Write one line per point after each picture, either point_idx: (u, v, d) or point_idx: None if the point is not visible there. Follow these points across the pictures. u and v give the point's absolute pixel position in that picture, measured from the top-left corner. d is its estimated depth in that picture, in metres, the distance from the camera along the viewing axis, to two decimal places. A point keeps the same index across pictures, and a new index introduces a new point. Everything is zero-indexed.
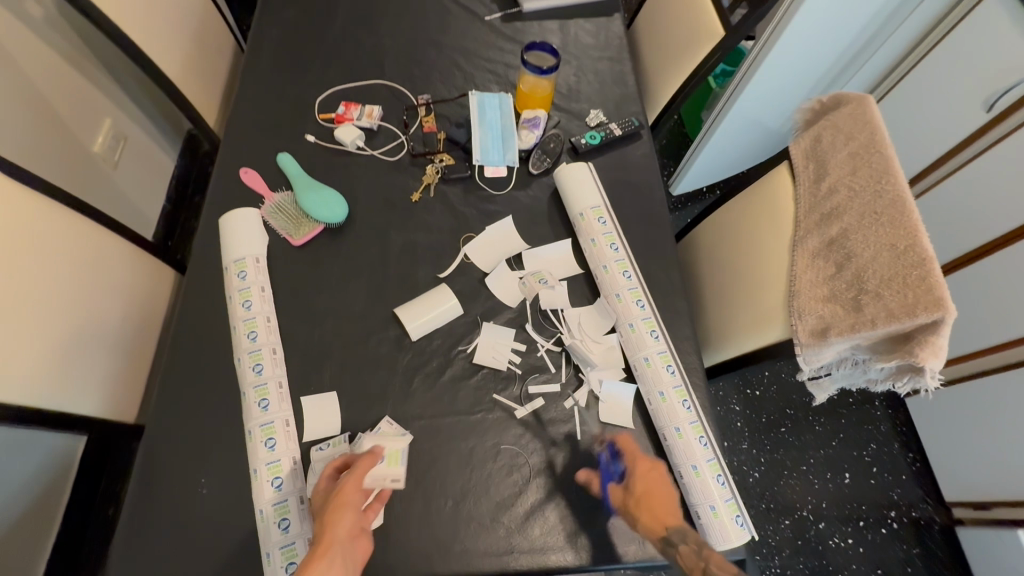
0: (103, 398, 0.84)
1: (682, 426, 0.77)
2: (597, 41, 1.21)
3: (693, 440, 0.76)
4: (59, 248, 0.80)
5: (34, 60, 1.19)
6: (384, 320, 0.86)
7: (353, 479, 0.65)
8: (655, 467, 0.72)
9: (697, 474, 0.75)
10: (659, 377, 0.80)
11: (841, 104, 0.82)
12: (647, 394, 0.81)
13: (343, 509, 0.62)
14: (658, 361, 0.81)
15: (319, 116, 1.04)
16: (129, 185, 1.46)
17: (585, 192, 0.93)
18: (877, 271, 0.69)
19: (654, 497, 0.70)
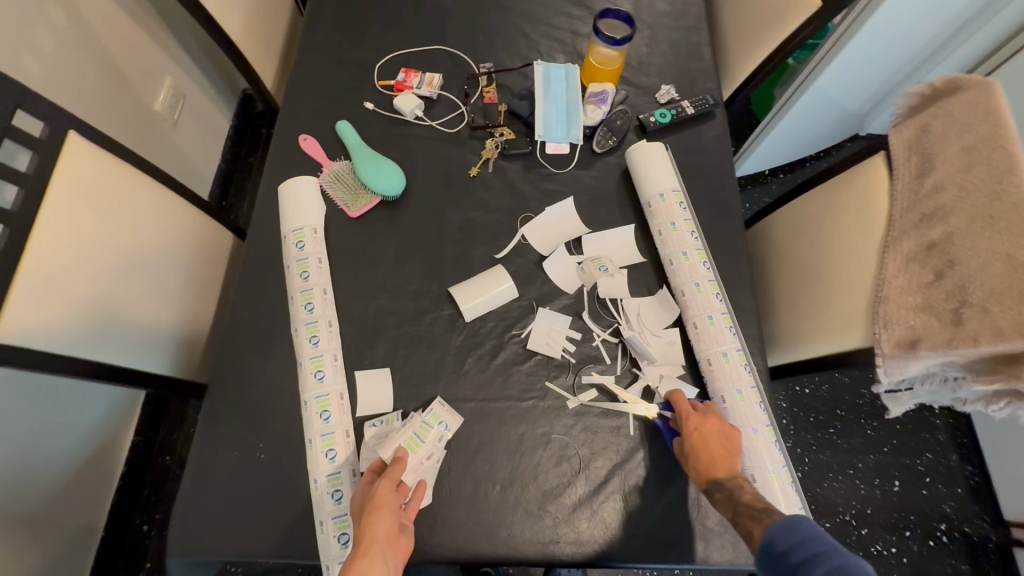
0: (168, 357, 0.87)
1: (759, 428, 0.74)
2: (672, 9, 1.12)
3: (771, 444, 0.73)
4: (124, 209, 0.81)
5: (103, 16, 1.19)
6: (438, 299, 0.85)
7: (389, 481, 0.63)
8: (702, 420, 0.70)
9: (774, 479, 0.71)
10: (737, 375, 0.76)
11: (960, 90, 0.73)
12: (722, 393, 0.77)
13: (382, 511, 0.60)
14: (737, 358, 0.78)
15: (378, 82, 1.01)
16: (187, 145, 1.48)
17: (662, 174, 0.88)
18: (982, 284, 0.63)
19: (702, 450, 0.68)
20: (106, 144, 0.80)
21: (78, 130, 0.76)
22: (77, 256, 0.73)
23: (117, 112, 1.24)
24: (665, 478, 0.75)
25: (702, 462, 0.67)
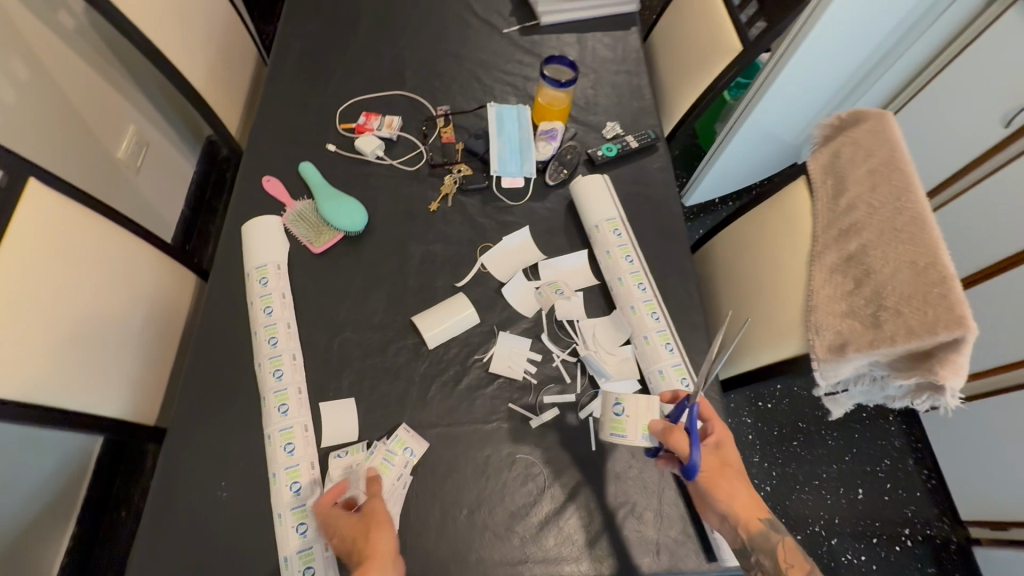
0: (127, 401, 0.85)
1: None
2: (614, 55, 1.23)
3: None
4: (84, 252, 0.82)
5: (66, 68, 1.21)
6: (402, 328, 0.87)
7: (377, 502, 0.68)
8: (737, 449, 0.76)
9: None
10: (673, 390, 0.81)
11: (861, 121, 0.82)
12: None
13: (381, 530, 0.65)
14: (673, 374, 0.82)
15: (340, 125, 1.06)
16: (150, 191, 1.49)
17: (601, 204, 0.95)
18: (896, 288, 0.69)
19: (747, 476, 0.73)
20: (66, 190, 0.81)
21: (38, 176, 0.77)
22: (32, 300, 0.73)
23: (79, 160, 1.24)
24: (626, 491, 0.78)
25: (750, 489, 0.71)
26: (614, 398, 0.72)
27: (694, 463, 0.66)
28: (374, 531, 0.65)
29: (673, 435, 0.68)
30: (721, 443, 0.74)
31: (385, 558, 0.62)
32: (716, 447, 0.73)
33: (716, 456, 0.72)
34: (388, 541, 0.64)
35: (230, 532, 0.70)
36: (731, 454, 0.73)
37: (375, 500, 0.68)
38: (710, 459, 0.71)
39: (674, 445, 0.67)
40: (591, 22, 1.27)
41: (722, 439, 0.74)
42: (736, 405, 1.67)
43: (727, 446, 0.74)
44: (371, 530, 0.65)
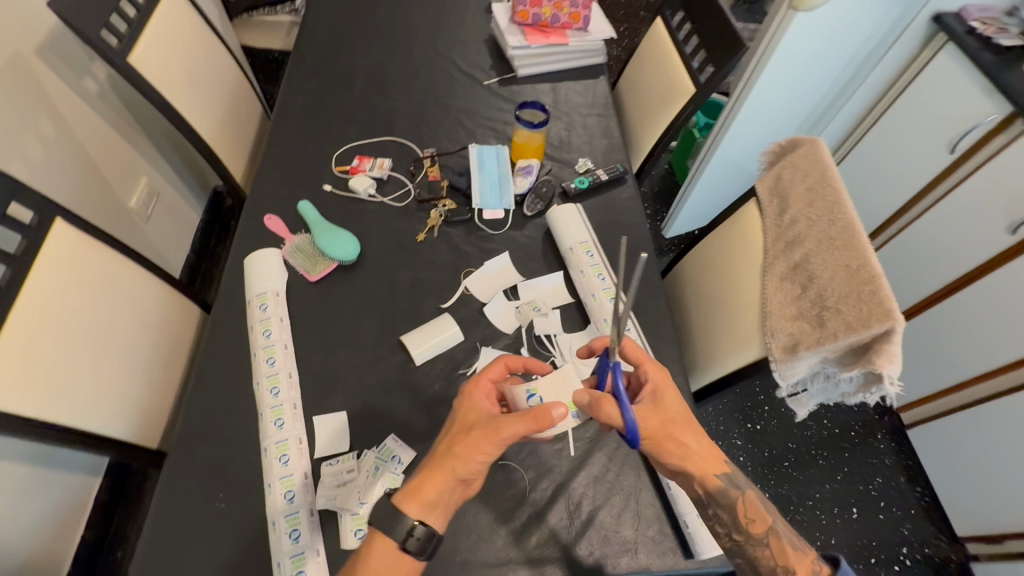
0: (133, 424, 0.90)
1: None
2: (585, 101, 1.36)
3: None
4: (97, 284, 0.89)
5: (87, 127, 1.33)
6: (392, 347, 0.93)
7: (520, 430, 0.65)
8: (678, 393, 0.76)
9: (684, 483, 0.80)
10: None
11: (798, 146, 0.92)
12: None
13: (479, 443, 0.65)
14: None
15: (336, 168, 1.17)
16: (158, 237, 1.58)
17: (574, 229, 1.04)
18: (835, 289, 0.76)
19: (691, 423, 0.74)
20: (87, 229, 0.90)
21: (64, 217, 0.86)
22: (49, 326, 0.80)
23: (95, 208, 1.35)
24: (603, 493, 0.82)
25: (697, 438, 0.73)
26: (527, 390, 0.72)
27: (630, 430, 0.67)
28: (469, 441, 0.66)
29: (605, 407, 0.68)
30: (658, 395, 0.74)
31: (452, 473, 0.65)
32: (654, 400, 0.74)
33: (656, 413, 0.72)
34: (473, 468, 0.65)
35: (227, 541, 0.74)
36: (671, 404, 0.74)
37: (514, 424, 0.65)
38: (650, 417, 0.72)
39: (605, 417, 0.68)
40: (563, 73, 1.42)
41: (657, 390, 0.74)
42: (725, 427, 1.68)
43: (666, 397, 0.74)
44: (471, 445, 0.65)
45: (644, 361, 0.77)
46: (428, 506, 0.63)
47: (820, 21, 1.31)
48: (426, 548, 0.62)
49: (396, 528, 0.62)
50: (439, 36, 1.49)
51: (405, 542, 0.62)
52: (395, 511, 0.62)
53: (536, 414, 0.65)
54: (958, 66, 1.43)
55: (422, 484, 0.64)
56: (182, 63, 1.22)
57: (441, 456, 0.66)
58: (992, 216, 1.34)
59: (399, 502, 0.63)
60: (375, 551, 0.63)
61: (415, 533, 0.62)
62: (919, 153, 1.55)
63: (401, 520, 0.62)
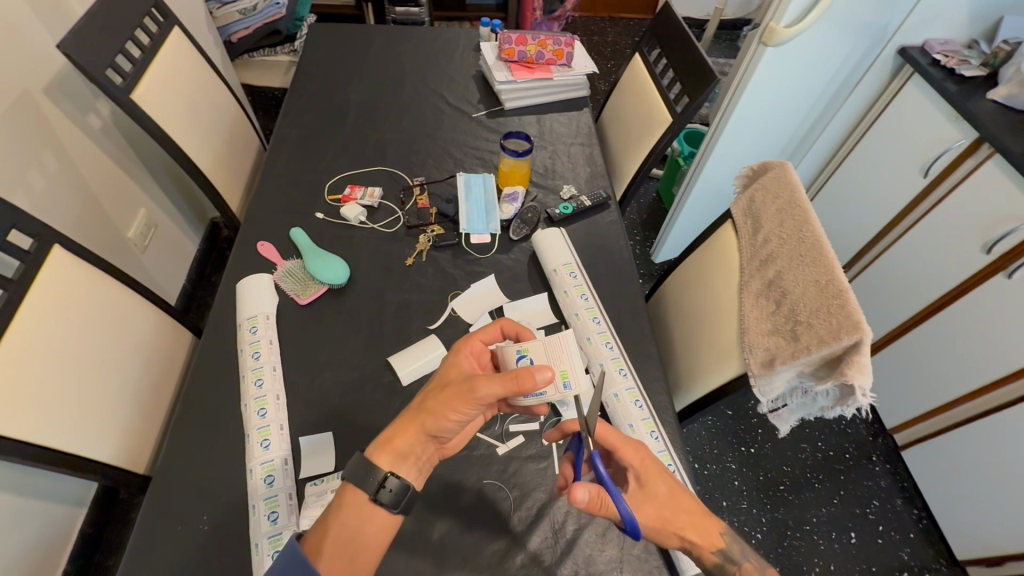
0: (122, 447, 0.90)
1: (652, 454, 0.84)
2: (569, 131, 1.42)
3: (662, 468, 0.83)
4: (91, 307, 0.91)
5: (89, 161, 1.38)
6: (379, 368, 0.95)
7: (498, 391, 0.65)
8: (664, 467, 0.75)
9: None
10: (628, 412, 0.88)
11: (768, 170, 0.97)
12: (619, 428, 0.88)
13: (453, 399, 0.66)
14: (626, 397, 0.90)
15: (328, 197, 1.21)
16: (154, 266, 1.61)
17: (557, 252, 1.07)
18: (806, 304, 0.79)
19: (682, 503, 0.72)
20: (85, 256, 0.93)
21: (62, 244, 0.89)
22: (43, 347, 0.82)
23: (92, 238, 1.38)
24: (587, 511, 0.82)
25: (692, 518, 0.72)
26: (517, 351, 0.74)
27: (630, 526, 0.65)
28: (444, 397, 0.67)
29: (601, 501, 0.66)
30: (643, 479, 0.72)
31: (424, 426, 0.67)
32: (640, 487, 0.72)
33: (646, 501, 0.71)
34: (445, 424, 0.67)
35: (209, 563, 0.74)
36: (657, 486, 0.72)
37: (491, 385, 0.65)
38: (641, 507, 0.71)
39: (605, 511, 0.67)
40: (548, 106, 1.49)
41: (641, 474, 0.72)
42: (719, 450, 1.66)
43: (651, 479, 0.72)
44: (446, 401, 0.66)
45: (621, 445, 0.73)
46: (399, 457, 0.66)
47: (789, 54, 1.38)
48: (399, 501, 0.64)
49: (368, 481, 0.64)
50: (429, 73, 1.56)
51: (378, 493, 0.64)
52: (368, 464, 0.64)
53: (516, 377, 0.65)
54: (925, 94, 1.50)
55: (395, 436, 0.67)
56: (183, 99, 1.28)
57: (416, 410, 0.68)
58: (968, 236, 1.37)
59: (371, 454, 0.65)
60: (347, 505, 0.64)
61: (387, 485, 0.64)
62: (895, 177, 1.61)
63: (375, 471, 0.64)
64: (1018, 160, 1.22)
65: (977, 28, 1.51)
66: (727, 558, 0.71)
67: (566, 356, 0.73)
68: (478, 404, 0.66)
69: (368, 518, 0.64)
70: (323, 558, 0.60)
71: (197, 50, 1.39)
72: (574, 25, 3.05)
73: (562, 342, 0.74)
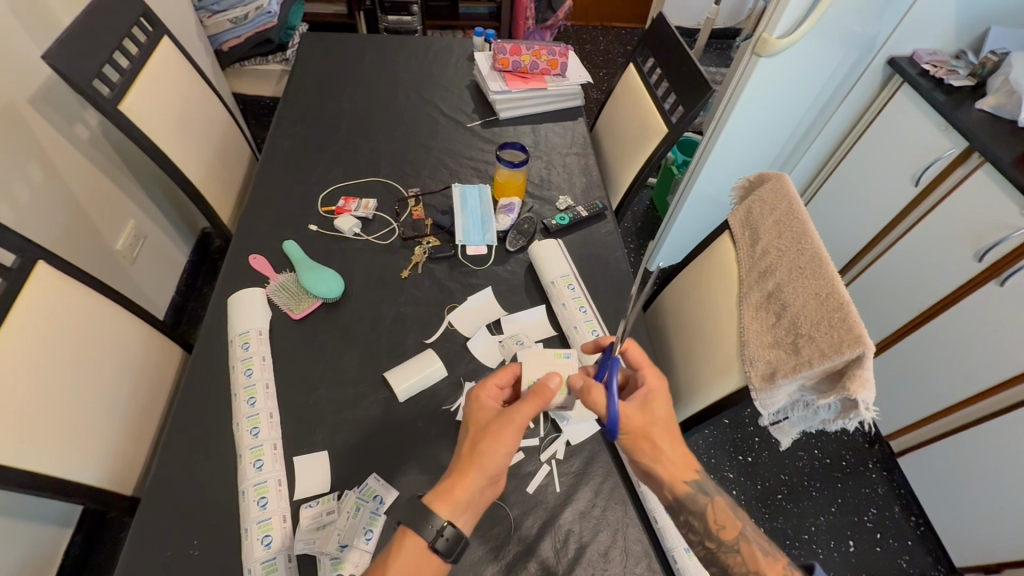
0: (110, 469, 0.88)
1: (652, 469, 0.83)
2: (564, 140, 1.42)
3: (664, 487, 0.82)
4: (79, 325, 0.89)
5: (75, 172, 1.35)
6: (375, 384, 0.93)
7: (531, 412, 0.69)
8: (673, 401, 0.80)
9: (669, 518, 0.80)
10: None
11: (765, 181, 0.97)
12: None
13: (499, 437, 0.68)
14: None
15: (322, 209, 1.19)
16: (143, 279, 1.59)
17: (555, 264, 1.06)
18: (807, 316, 0.79)
19: (672, 430, 0.77)
20: (70, 272, 0.90)
21: (47, 260, 0.87)
22: (27, 366, 0.79)
23: (78, 249, 1.34)
24: (590, 528, 0.81)
25: (673, 444, 0.76)
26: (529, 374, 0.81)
27: (611, 421, 0.73)
28: (490, 438, 0.68)
29: (592, 394, 0.75)
30: (648, 400, 0.78)
31: (480, 473, 0.67)
32: (643, 402, 0.78)
33: (640, 412, 0.76)
34: (500, 460, 0.68)
35: None
36: (657, 409, 0.77)
37: (524, 410, 0.69)
38: (633, 416, 0.76)
39: (593, 404, 0.75)
40: (542, 115, 1.48)
41: (649, 393, 0.78)
42: (716, 459, 1.65)
43: (655, 402, 0.78)
44: (491, 441, 0.68)
45: (645, 365, 0.82)
46: (458, 506, 0.66)
47: (781, 65, 1.39)
48: (455, 548, 0.64)
49: (426, 527, 0.63)
50: (422, 83, 1.55)
51: (435, 542, 0.63)
52: (425, 510, 0.64)
53: (539, 392, 0.70)
54: (915, 103, 1.51)
55: (453, 489, 0.66)
56: (171, 109, 1.26)
57: (468, 458, 0.68)
58: (960, 243, 1.38)
59: (430, 501, 0.65)
60: (406, 546, 0.64)
61: (445, 534, 0.63)
62: (888, 185, 1.62)
63: (433, 518, 0.64)
64: (1009, 169, 1.24)
65: (964, 38, 1.53)
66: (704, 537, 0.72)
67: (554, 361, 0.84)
68: (521, 433, 0.69)
69: (425, 564, 0.64)
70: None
71: (187, 60, 1.37)
72: (567, 33, 3.06)
73: (542, 353, 0.85)
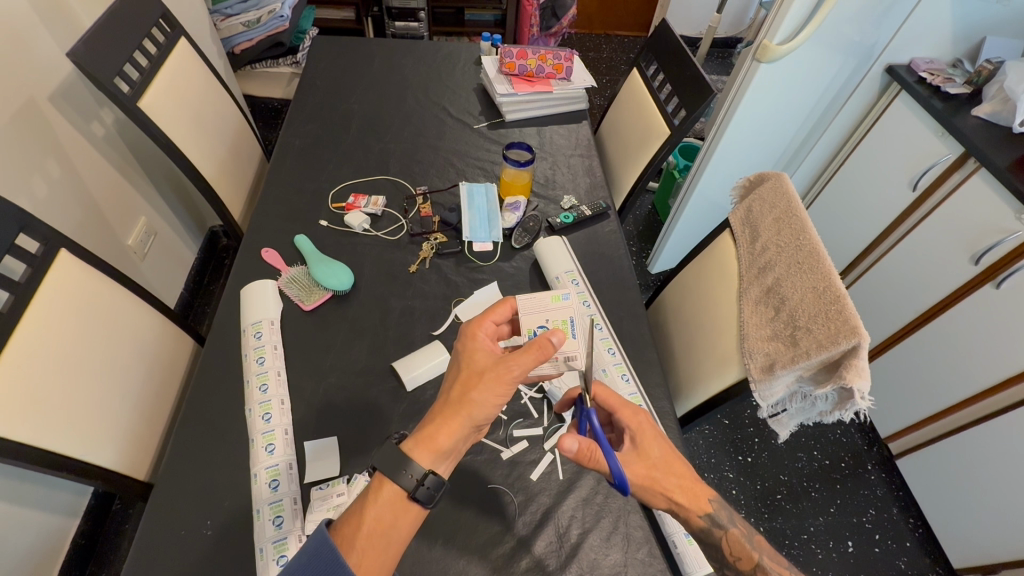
0: (125, 453, 0.90)
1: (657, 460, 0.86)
2: (568, 142, 1.45)
3: None
4: (97, 311, 0.91)
5: (90, 168, 1.38)
6: (383, 374, 0.96)
7: (529, 366, 0.68)
8: (662, 433, 0.78)
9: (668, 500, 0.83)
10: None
11: (765, 180, 1.00)
12: None
13: (493, 387, 0.66)
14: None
15: (332, 205, 1.22)
16: (153, 275, 1.62)
17: (560, 260, 1.09)
18: (804, 310, 0.81)
19: (674, 467, 0.75)
20: (90, 261, 0.93)
21: (69, 248, 0.90)
22: (49, 350, 0.82)
23: (92, 244, 1.37)
24: (592, 515, 0.83)
25: (680, 481, 0.74)
26: (540, 324, 0.80)
27: (617, 478, 0.69)
28: (483, 386, 0.67)
29: (591, 454, 0.70)
30: (638, 440, 0.76)
31: (468, 419, 0.66)
32: (635, 447, 0.75)
33: (637, 459, 0.74)
34: (490, 411, 0.67)
35: (213, 567, 0.74)
36: (651, 448, 0.75)
37: (522, 362, 0.67)
38: (632, 465, 0.73)
39: (593, 464, 0.70)
40: (548, 117, 1.52)
41: (636, 435, 0.76)
42: (716, 459, 1.66)
43: (646, 442, 0.75)
44: (484, 390, 0.66)
45: (619, 407, 0.78)
46: (440, 454, 0.65)
47: (781, 72, 1.43)
48: (434, 497, 0.63)
49: (403, 475, 0.62)
50: (430, 86, 1.59)
51: (416, 490, 0.62)
52: (404, 456, 0.63)
53: (540, 346, 0.68)
54: (912, 110, 1.55)
55: (438, 433, 0.65)
56: (187, 108, 1.29)
57: (455, 403, 0.66)
58: (957, 246, 1.41)
59: (409, 449, 0.64)
60: (383, 496, 0.63)
61: (425, 483, 0.63)
62: (886, 190, 1.64)
63: (412, 465, 0.63)
64: (1005, 173, 1.26)
65: (961, 47, 1.57)
66: (708, 523, 0.74)
67: (551, 307, 0.81)
68: (515, 385, 0.67)
69: (401, 513, 0.63)
70: (355, 549, 0.59)
71: (202, 61, 1.41)
72: (570, 41, 3.11)
73: (536, 300, 0.81)
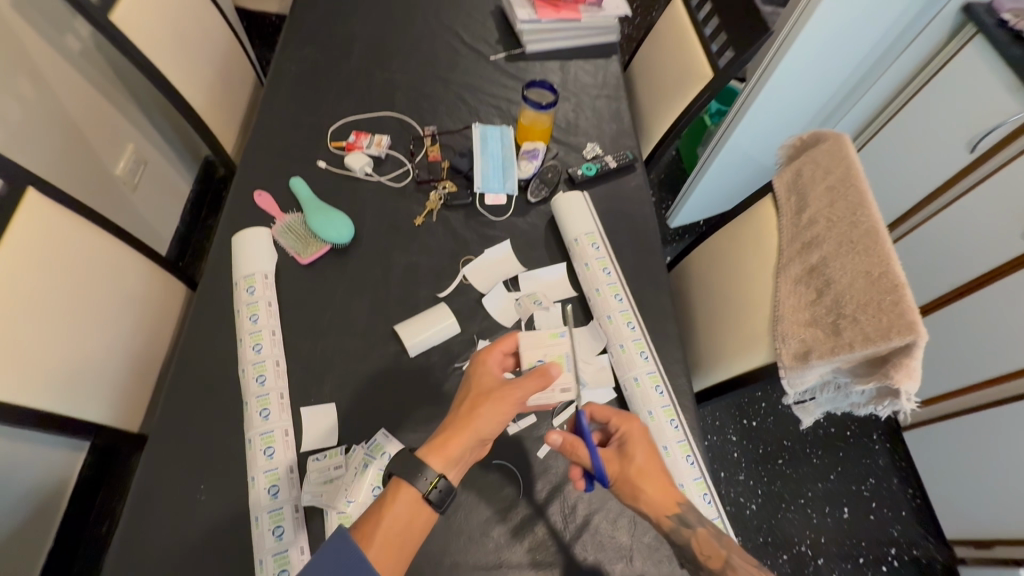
0: (114, 407, 0.87)
1: (671, 444, 0.80)
2: (594, 80, 1.29)
3: (680, 459, 0.79)
4: (77, 258, 0.84)
5: (68, 90, 1.26)
6: (384, 337, 0.90)
7: (535, 388, 0.65)
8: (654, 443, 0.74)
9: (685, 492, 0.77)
10: (662, 432, 0.81)
11: (821, 141, 0.87)
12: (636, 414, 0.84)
13: (499, 406, 0.64)
14: (677, 451, 0.79)
15: (332, 144, 1.11)
16: (145, 207, 1.53)
17: (579, 219, 0.99)
18: (853, 296, 0.72)
19: (655, 472, 0.71)
20: (64, 201, 0.84)
21: (37, 186, 0.80)
22: (23, 301, 0.76)
23: (75, 174, 1.28)
24: (599, 497, 0.79)
25: (659, 486, 0.70)
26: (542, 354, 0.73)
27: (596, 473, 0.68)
28: (491, 402, 0.64)
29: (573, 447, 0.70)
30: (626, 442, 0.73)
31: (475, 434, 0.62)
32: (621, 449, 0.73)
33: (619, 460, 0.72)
34: (496, 429, 0.64)
35: (207, 532, 0.72)
36: (637, 452, 0.72)
37: (528, 384, 0.65)
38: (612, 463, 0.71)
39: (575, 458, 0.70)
40: (573, 49, 1.35)
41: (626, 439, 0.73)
42: (721, 422, 1.65)
43: (634, 444, 0.73)
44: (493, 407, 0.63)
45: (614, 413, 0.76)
46: (451, 462, 0.61)
47: (845, 7, 1.24)
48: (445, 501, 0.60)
49: (417, 478, 0.59)
50: (442, 5, 1.40)
51: (428, 492, 0.59)
52: (420, 462, 0.60)
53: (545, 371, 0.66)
54: (985, 58, 1.36)
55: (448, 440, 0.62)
56: (169, 24, 1.14)
57: (463, 415, 0.63)
58: (1009, 219, 1.29)
59: (424, 454, 0.60)
60: (401, 498, 0.59)
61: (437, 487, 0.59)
62: (938, 150, 1.49)
63: (425, 469, 0.59)
64: None
65: None
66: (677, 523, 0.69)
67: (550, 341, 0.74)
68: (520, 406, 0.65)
69: (417, 515, 0.59)
70: (376, 543, 0.56)
71: None
72: None
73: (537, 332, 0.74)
